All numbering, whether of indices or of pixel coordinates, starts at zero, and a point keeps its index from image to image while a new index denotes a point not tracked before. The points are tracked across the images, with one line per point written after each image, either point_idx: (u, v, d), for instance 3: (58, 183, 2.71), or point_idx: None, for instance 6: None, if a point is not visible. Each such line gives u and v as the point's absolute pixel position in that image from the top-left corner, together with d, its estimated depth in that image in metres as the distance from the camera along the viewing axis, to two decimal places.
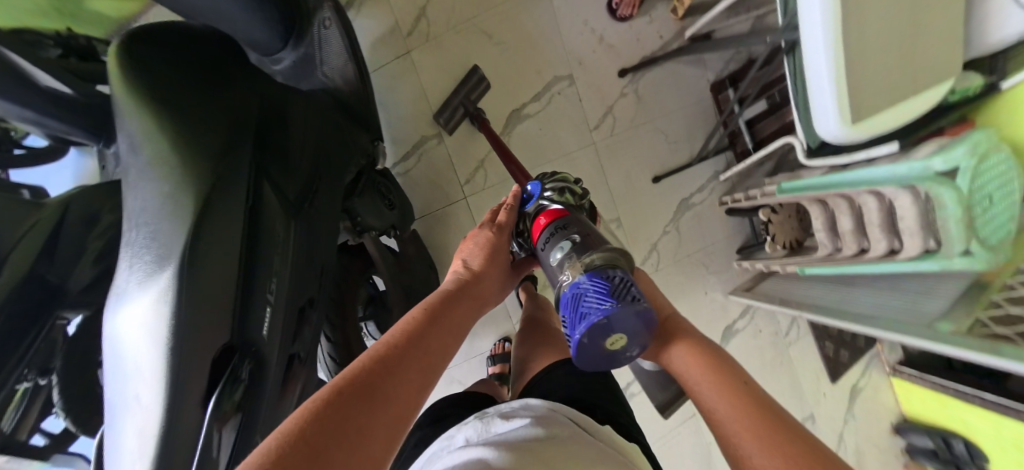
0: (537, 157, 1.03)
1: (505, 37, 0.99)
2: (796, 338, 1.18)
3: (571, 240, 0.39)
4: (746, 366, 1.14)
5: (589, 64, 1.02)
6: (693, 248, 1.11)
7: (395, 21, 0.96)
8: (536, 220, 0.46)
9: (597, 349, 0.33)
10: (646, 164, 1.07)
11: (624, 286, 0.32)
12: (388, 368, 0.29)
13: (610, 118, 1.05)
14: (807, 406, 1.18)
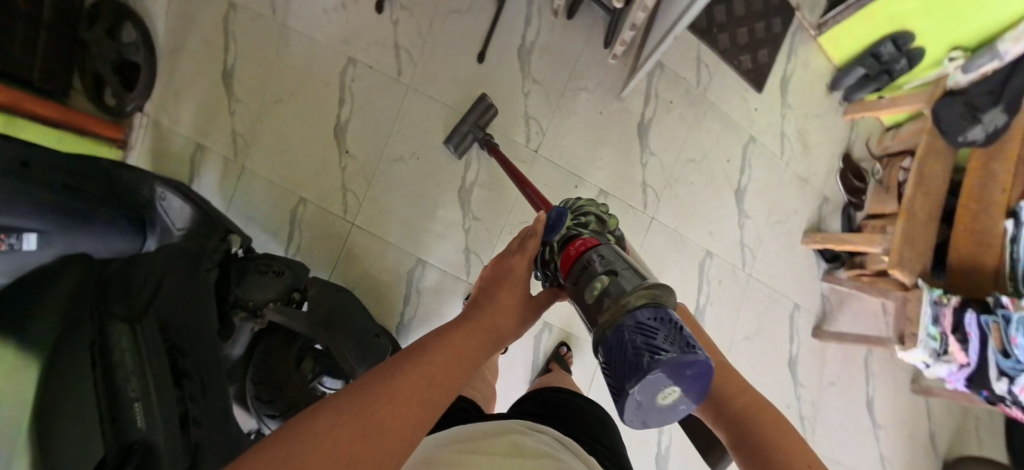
0: (378, 136, 1.24)
1: (280, 93, 1.17)
2: (709, 81, 1.41)
3: (610, 273, 0.55)
4: (675, 137, 1.39)
5: (351, 38, 1.25)
6: (562, 80, 1.35)
7: (223, 156, 1.12)
8: (568, 250, 0.63)
9: (647, 391, 0.43)
10: (467, 54, 1.32)
11: (676, 335, 0.45)
12: (406, 365, 0.38)
13: (403, 53, 1.28)
14: (745, 132, 1.43)
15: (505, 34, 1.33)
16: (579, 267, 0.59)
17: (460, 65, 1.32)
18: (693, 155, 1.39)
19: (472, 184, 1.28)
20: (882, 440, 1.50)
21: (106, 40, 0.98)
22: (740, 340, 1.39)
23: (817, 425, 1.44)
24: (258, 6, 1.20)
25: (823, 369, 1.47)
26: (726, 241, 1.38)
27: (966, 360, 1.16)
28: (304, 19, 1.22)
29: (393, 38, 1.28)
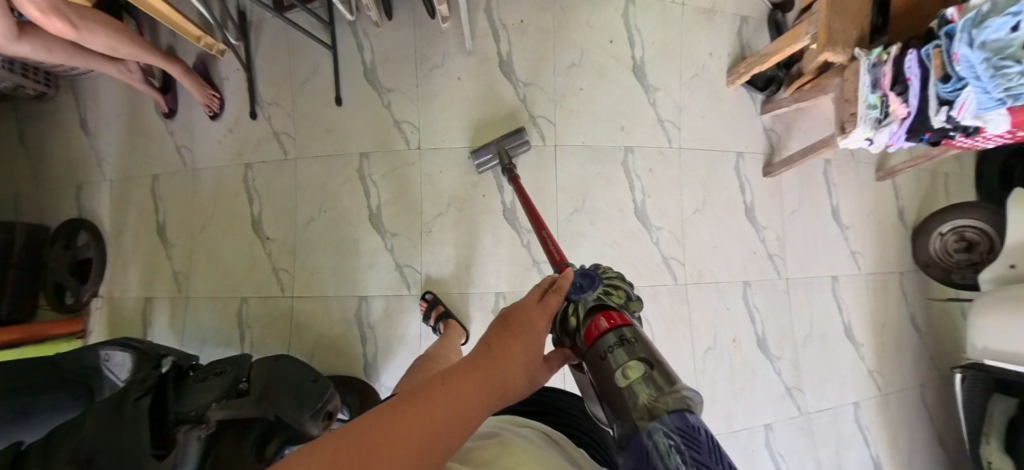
0: (289, 215, 1.34)
1: (203, 224, 1.37)
2: None
3: (644, 363, 0.46)
4: (544, 49, 1.33)
5: (242, 147, 1.39)
6: (413, 73, 1.35)
7: (172, 297, 1.34)
8: (594, 317, 0.53)
9: None
10: (327, 100, 1.37)
11: (712, 451, 0.37)
12: (390, 419, 0.40)
13: (283, 136, 1.38)
14: None
15: (348, 63, 1.37)
16: (605, 347, 0.50)
17: (328, 114, 1.37)
18: (573, 58, 1.34)
19: (379, 207, 1.31)
20: (851, 240, 1.56)
21: (60, 250, 1.34)
22: (692, 215, 1.40)
23: (789, 253, 1.50)
24: (172, 167, 1.43)
25: (785, 199, 1.50)
26: (639, 126, 1.36)
27: (905, 114, 1.01)
28: (203, 156, 1.41)
29: (270, 127, 1.39)
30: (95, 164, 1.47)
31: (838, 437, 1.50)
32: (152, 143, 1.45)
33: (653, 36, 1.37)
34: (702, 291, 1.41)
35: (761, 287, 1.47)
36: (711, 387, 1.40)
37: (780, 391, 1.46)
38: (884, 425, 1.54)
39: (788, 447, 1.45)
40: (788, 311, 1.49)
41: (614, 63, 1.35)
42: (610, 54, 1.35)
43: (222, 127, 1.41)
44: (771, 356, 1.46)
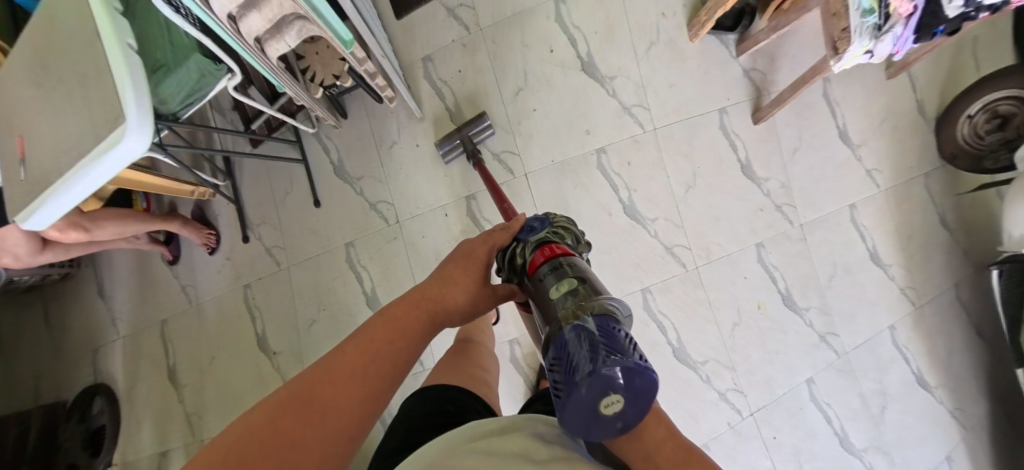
0: (290, 328, 1.26)
1: (213, 354, 1.32)
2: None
3: (577, 281, 0.56)
4: (488, 81, 1.24)
5: (241, 272, 1.32)
6: (373, 151, 1.24)
7: (187, 442, 1.29)
8: (537, 252, 0.65)
9: (592, 405, 0.38)
10: (304, 202, 1.27)
11: (629, 344, 0.43)
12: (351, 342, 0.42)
13: (275, 253, 1.29)
14: None
15: (318, 162, 1.26)
16: (549, 272, 0.60)
17: (308, 216, 1.27)
18: (517, 83, 1.25)
19: (372, 288, 1.22)
20: (865, 158, 1.54)
21: (71, 425, 1.37)
22: (685, 194, 1.37)
23: (796, 195, 1.49)
24: (178, 308, 1.39)
25: (783, 139, 1.50)
26: (606, 126, 1.28)
27: (910, 11, 0.90)
28: (205, 287, 1.37)
29: (261, 244, 1.30)
30: (109, 323, 1.45)
31: (877, 365, 1.48)
32: (157, 294, 1.42)
33: (593, 29, 1.25)
34: (712, 266, 1.41)
35: (779, 241, 1.47)
36: (744, 360, 1.43)
37: (813, 340, 1.47)
38: (921, 338, 1.51)
39: (832, 391, 1.45)
40: (806, 257, 1.48)
41: (561, 72, 1.25)
42: (553, 64, 1.24)
43: (221, 259, 1.35)
44: (798, 306, 1.47)
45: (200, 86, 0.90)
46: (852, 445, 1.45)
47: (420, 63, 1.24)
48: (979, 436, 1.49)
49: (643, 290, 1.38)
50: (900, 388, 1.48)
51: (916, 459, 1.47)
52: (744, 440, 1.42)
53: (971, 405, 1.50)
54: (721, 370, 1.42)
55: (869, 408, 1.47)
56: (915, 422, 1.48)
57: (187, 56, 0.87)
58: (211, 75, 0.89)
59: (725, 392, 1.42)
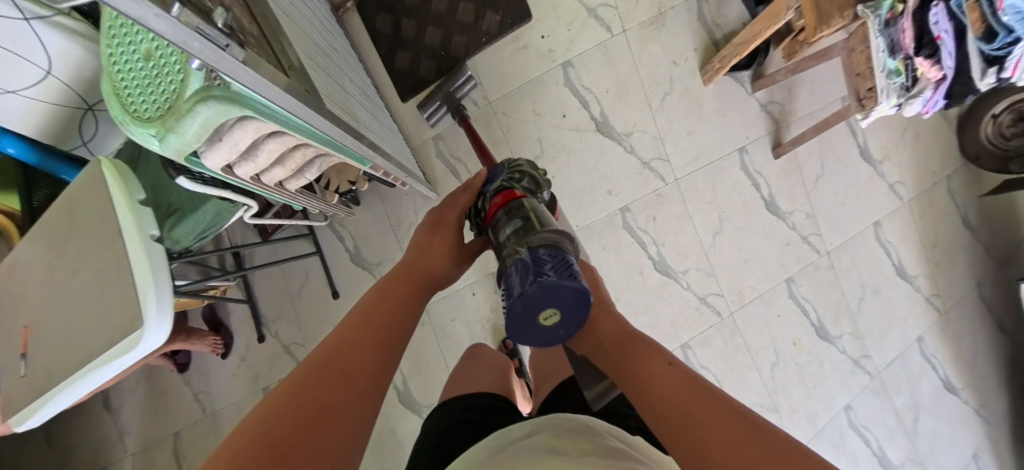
0: None
1: None
2: (496, 65, 1.20)
3: (524, 219, 0.47)
4: (505, 150, 1.21)
5: (260, 375, 1.24)
6: (393, 239, 1.18)
7: None
8: (494, 199, 0.54)
9: (531, 324, 0.36)
10: (323, 296, 1.21)
11: (567, 265, 0.38)
12: (346, 326, 0.41)
13: (295, 352, 1.22)
14: (562, 54, 1.20)
15: (334, 253, 1.19)
16: (501, 219, 0.50)
17: (328, 309, 1.20)
18: (534, 151, 1.22)
19: (403, 382, 1.17)
20: (886, 172, 1.50)
21: None
22: (713, 241, 1.31)
23: (822, 223, 1.43)
24: (191, 418, 1.30)
25: (805, 169, 1.43)
26: (627, 183, 1.25)
27: (937, 77, 0.94)
28: (220, 393, 1.28)
29: (279, 342, 1.23)
30: (116, 440, 1.35)
31: (909, 378, 1.39)
32: (164, 404, 1.33)
33: (605, 88, 1.22)
34: (749, 311, 1.32)
35: (811, 274, 1.39)
36: (789, 399, 1.30)
37: (848, 365, 1.36)
38: (948, 343, 1.45)
39: (870, 413, 1.34)
40: (837, 284, 1.41)
41: (577, 136, 1.22)
42: (567, 130, 1.21)
43: (234, 362, 1.27)
44: (833, 336, 1.36)
45: (214, 222, 0.90)
46: (889, 462, 1.34)
47: (432, 143, 1.21)
48: (1014, 437, 1.43)
49: (684, 345, 1.27)
50: (932, 399, 1.39)
51: (944, 458, 1.38)
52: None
53: (997, 403, 1.44)
54: (766, 414, 1.29)
55: (903, 424, 1.36)
56: (953, 435, 1.39)
57: (201, 202, 0.87)
58: (225, 211, 0.89)
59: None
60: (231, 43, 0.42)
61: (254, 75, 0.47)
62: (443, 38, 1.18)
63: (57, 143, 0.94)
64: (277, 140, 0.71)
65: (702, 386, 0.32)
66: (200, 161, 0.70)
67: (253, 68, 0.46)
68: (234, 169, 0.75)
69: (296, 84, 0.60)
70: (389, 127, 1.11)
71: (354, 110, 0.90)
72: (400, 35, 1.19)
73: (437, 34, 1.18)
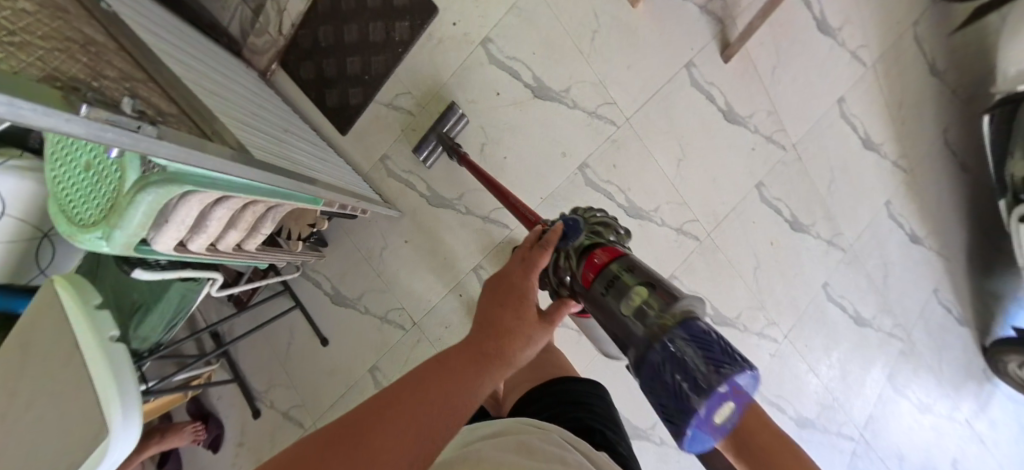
0: None
1: None
2: (416, 57, 1.13)
3: (644, 286, 0.46)
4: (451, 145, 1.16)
5: (260, 449, 1.18)
6: (367, 272, 1.15)
7: None
8: (592, 258, 0.52)
9: (711, 421, 0.38)
10: (311, 347, 1.17)
11: (725, 346, 0.40)
12: (380, 399, 0.38)
13: (294, 414, 1.17)
14: (480, 27, 1.13)
15: (313, 299, 1.17)
16: (606, 281, 0.49)
17: (319, 359, 1.17)
18: (480, 138, 1.17)
19: None
20: (848, 40, 1.43)
21: None
22: (678, 169, 1.29)
23: (784, 118, 1.40)
24: None
25: (758, 62, 1.35)
26: (580, 141, 1.21)
27: None
28: None
29: (276, 411, 1.18)
30: None
31: (879, 243, 1.46)
32: None
33: (530, 51, 1.14)
34: (725, 228, 1.34)
35: (780, 173, 1.40)
36: (774, 295, 1.35)
37: (824, 248, 1.42)
38: (914, 199, 1.50)
39: (846, 284, 1.41)
40: (805, 174, 1.42)
41: (518, 109, 1.16)
42: (505, 106, 1.16)
43: (228, 450, 1.20)
44: (807, 226, 1.40)
45: (182, 307, 0.83)
46: (863, 319, 1.40)
47: (382, 164, 1.16)
48: (978, 267, 1.51)
49: (671, 278, 1.30)
50: (900, 256, 1.47)
51: (910, 301, 1.45)
52: (791, 365, 1.33)
53: (962, 242, 1.52)
54: (756, 314, 1.33)
55: (876, 284, 1.44)
56: (926, 283, 1.47)
57: (163, 289, 0.79)
58: (191, 293, 0.82)
59: (762, 332, 1.33)
60: (141, 124, 0.42)
61: (175, 148, 0.47)
62: (363, 64, 1.12)
63: (12, 279, 0.95)
64: (225, 205, 0.66)
65: None
66: (152, 247, 0.64)
67: (170, 140, 0.46)
68: (186, 245, 0.70)
69: (226, 148, 0.59)
70: (340, 166, 1.07)
71: (292, 156, 0.86)
72: (324, 75, 1.14)
73: (356, 61, 1.12)
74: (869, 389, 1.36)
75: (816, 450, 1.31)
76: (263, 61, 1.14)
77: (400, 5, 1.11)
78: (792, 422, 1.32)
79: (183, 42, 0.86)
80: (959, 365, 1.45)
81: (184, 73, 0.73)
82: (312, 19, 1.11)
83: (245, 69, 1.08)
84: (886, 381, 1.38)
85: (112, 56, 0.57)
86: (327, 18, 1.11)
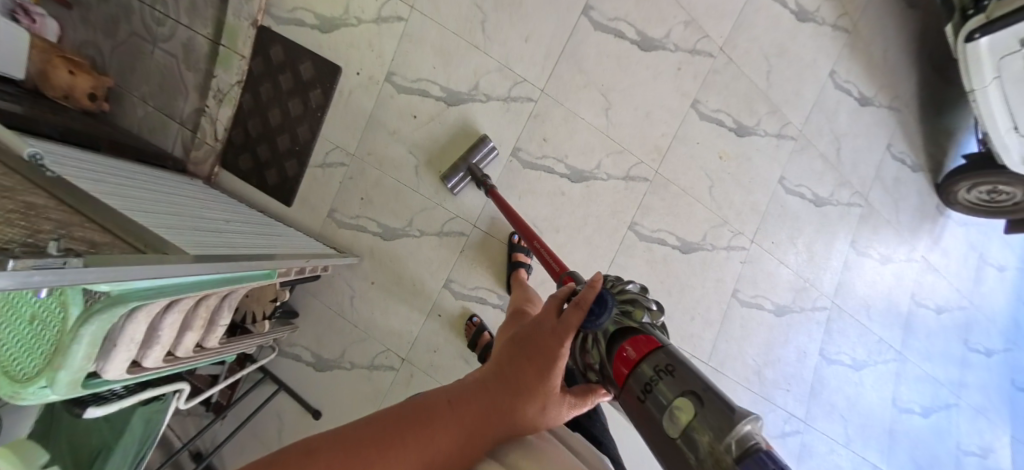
0: None
1: None
2: (322, 106, 1.13)
3: (687, 392, 0.33)
4: (384, 177, 1.18)
5: None
6: (336, 336, 1.27)
7: None
8: (623, 346, 0.42)
9: None
10: (302, 419, 1.28)
11: None
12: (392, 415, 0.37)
13: None
14: (372, 57, 1.11)
15: (293, 374, 1.28)
16: (641, 385, 0.38)
17: (312, 432, 1.28)
18: (409, 161, 1.18)
19: None
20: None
21: None
22: (608, 117, 1.25)
23: (704, 24, 1.25)
24: None
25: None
26: (505, 130, 1.20)
27: None
28: None
29: None
30: None
31: (828, 121, 1.38)
32: None
33: (430, 66, 1.12)
34: (671, 161, 1.31)
35: (714, 82, 1.28)
36: (732, 208, 1.36)
37: (774, 143, 1.35)
38: (861, 57, 1.37)
39: (800, 170, 1.38)
40: (740, 75, 1.29)
41: (435, 124, 1.16)
42: (424, 126, 1.16)
43: None
44: (751, 127, 1.33)
45: (147, 434, 0.87)
46: (821, 199, 1.41)
47: (331, 218, 1.21)
48: (936, 106, 1.48)
49: (631, 226, 1.32)
50: (853, 124, 1.40)
51: (865, 166, 1.44)
52: (763, 264, 1.40)
53: (919, 85, 1.44)
54: (719, 230, 1.37)
55: (829, 161, 1.40)
56: (879, 141, 1.43)
57: (126, 423, 0.83)
58: (156, 415, 0.87)
59: (730, 245, 1.38)
60: (66, 258, 0.44)
61: (100, 270, 0.49)
62: (291, 136, 1.15)
63: None
64: (173, 309, 0.70)
65: None
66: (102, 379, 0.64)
67: (96, 264, 0.48)
68: (143, 364, 0.72)
69: (163, 256, 0.62)
70: (295, 235, 1.13)
71: (234, 240, 0.89)
72: (259, 160, 1.17)
73: (285, 136, 1.15)
74: (835, 258, 1.46)
75: (796, 331, 1.44)
76: (206, 167, 1.19)
77: (308, 78, 1.12)
78: (771, 314, 1.42)
79: (134, 179, 0.90)
80: (915, 209, 1.52)
81: (126, 198, 0.76)
82: (240, 116, 1.16)
83: (187, 180, 1.11)
84: (849, 248, 1.47)
85: (51, 201, 0.59)
86: (252, 110, 1.15)
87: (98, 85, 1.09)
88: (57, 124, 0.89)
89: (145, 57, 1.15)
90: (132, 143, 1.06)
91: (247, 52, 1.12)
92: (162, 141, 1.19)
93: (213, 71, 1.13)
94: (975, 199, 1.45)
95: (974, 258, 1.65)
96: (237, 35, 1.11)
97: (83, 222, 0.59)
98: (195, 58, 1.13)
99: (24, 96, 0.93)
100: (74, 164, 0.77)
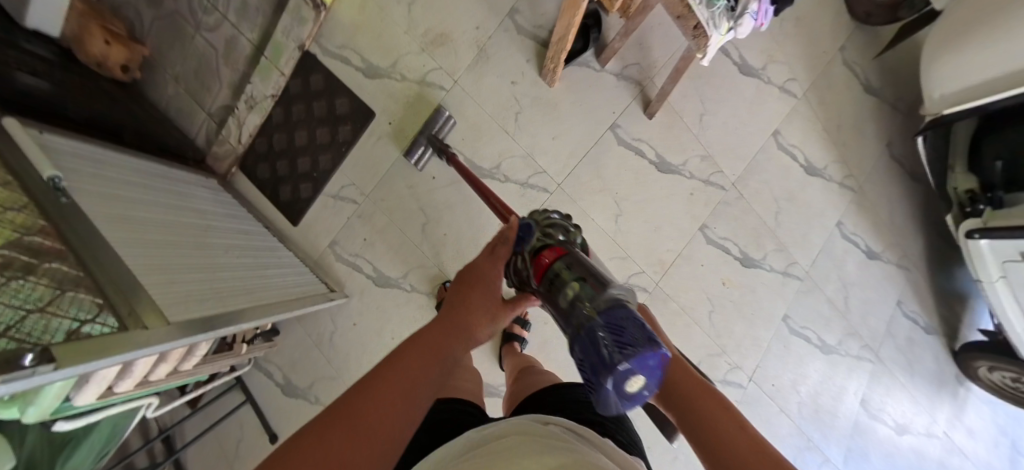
0: None
1: None
2: (353, 146, 1.22)
3: (577, 279, 0.43)
4: (391, 222, 1.21)
5: None
6: (298, 374, 1.18)
7: None
8: (539, 255, 0.49)
9: (619, 400, 0.34)
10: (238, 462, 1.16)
11: (636, 327, 0.35)
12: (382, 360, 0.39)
13: None
14: (409, 116, 1.22)
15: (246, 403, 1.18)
16: (548, 280, 0.46)
17: None
18: (419, 219, 1.21)
19: None
20: (774, 76, 1.42)
21: None
22: (618, 223, 1.28)
23: (718, 158, 1.36)
24: None
25: (684, 114, 1.34)
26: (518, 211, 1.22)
27: None
28: None
29: None
30: None
31: (836, 268, 1.38)
32: None
33: (460, 138, 1.22)
34: (674, 278, 1.30)
35: (724, 212, 1.34)
36: (733, 337, 1.30)
37: (780, 279, 1.35)
38: (865, 214, 1.44)
39: (806, 314, 1.34)
40: (748, 210, 1.36)
41: (452, 188, 1.21)
42: (441, 187, 1.21)
43: None
44: (759, 260, 1.34)
45: (112, 435, 0.82)
46: (828, 346, 1.35)
47: (329, 250, 1.22)
48: (948, 278, 1.47)
49: None
50: (859, 276, 1.40)
51: (875, 318, 1.39)
52: (762, 409, 1.29)
53: (925, 256, 1.46)
54: (717, 360, 1.29)
55: (837, 309, 1.37)
56: (889, 297, 1.41)
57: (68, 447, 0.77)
58: (125, 420, 0.82)
59: (726, 379, 1.29)
60: (37, 364, 0.42)
61: (74, 372, 0.46)
62: (312, 162, 1.22)
63: None
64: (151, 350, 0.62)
65: (766, 447, 0.35)
66: (72, 404, 0.60)
67: (69, 365, 0.45)
68: (113, 388, 0.66)
69: (140, 332, 0.58)
70: (294, 266, 1.11)
71: (234, 287, 0.87)
72: (277, 174, 1.24)
73: (306, 160, 1.22)
74: (843, 417, 1.33)
75: None
76: (223, 166, 1.27)
77: (342, 112, 1.22)
78: None
79: (133, 177, 0.92)
80: (932, 378, 1.41)
81: (125, 225, 0.74)
82: (267, 127, 1.24)
83: (203, 180, 1.18)
84: (859, 407, 1.34)
85: (56, 244, 0.60)
86: (280, 125, 1.23)
87: (131, 57, 1.17)
88: (85, 110, 1.00)
89: (186, 37, 1.22)
90: (157, 133, 1.18)
91: (287, 70, 1.20)
92: (186, 124, 1.29)
93: (250, 77, 1.22)
94: (998, 381, 1.34)
95: (1005, 446, 1.46)
96: (281, 51, 1.18)
97: (79, 279, 0.58)
98: (235, 58, 1.21)
99: (56, 63, 1.05)
100: (61, 153, 0.79)
